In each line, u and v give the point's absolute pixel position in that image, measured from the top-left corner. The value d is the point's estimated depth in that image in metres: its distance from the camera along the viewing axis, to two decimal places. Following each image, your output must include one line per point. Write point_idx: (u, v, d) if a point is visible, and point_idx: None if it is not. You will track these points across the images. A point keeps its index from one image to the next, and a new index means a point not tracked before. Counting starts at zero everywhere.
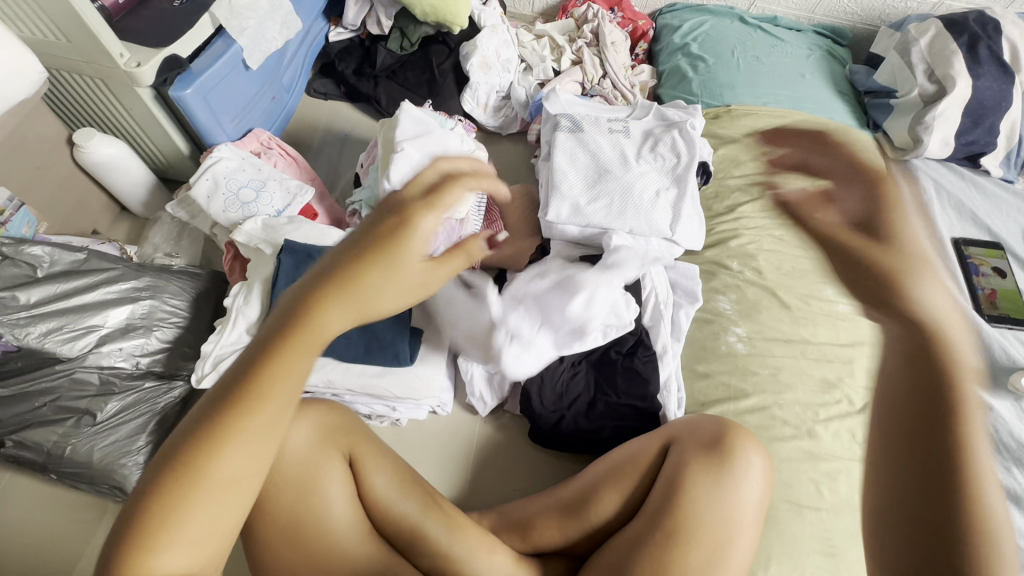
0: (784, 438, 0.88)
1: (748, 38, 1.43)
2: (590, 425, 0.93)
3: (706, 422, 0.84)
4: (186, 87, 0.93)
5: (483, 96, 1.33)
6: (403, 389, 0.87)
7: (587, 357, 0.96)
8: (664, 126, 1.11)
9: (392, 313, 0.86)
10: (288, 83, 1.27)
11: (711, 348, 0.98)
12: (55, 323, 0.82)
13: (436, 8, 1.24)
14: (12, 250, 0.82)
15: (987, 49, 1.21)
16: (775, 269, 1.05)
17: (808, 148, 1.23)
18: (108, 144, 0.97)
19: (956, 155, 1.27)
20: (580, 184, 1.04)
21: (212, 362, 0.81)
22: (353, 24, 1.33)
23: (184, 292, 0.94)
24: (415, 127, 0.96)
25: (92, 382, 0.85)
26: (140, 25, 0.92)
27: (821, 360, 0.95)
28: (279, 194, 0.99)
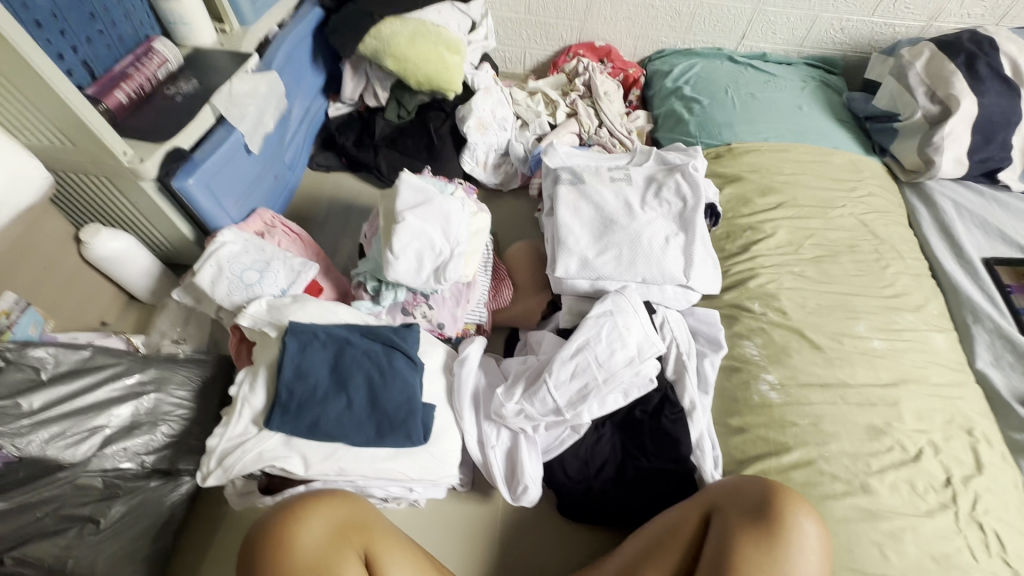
0: (836, 495, 0.80)
1: (740, 76, 1.44)
2: (620, 494, 0.87)
3: (751, 485, 0.75)
4: (189, 177, 0.94)
5: (481, 155, 1.34)
6: (419, 471, 0.81)
7: (611, 419, 0.92)
8: (667, 171, 1.10)
9: (404, 390, 0.82)
10: (290, 162, 1.28)
11: (742, 400, 0.91)
12: (57, 428, 0.80)
13: (430, 77, 1.25)
14: (16, 354, 0.81)
15: (987, 67, 1.20)
16: (799, 308, 1.00)
17: (816, 180, 1.21)
18: (115, 238, 0.99)
19: (971, 174, 1.24)
20: (586, 237, 1.01)
21: (218, 457, 0.77)
22: (351, 99, 1.37)
23: (189, 381, 0.92)
24: (414, 197, 0.94)
25: (96, 486, 0.80)
26: (142, 123, 0.95)
27: (864, 404, 0.89)
28: (283, 272, 0.97)
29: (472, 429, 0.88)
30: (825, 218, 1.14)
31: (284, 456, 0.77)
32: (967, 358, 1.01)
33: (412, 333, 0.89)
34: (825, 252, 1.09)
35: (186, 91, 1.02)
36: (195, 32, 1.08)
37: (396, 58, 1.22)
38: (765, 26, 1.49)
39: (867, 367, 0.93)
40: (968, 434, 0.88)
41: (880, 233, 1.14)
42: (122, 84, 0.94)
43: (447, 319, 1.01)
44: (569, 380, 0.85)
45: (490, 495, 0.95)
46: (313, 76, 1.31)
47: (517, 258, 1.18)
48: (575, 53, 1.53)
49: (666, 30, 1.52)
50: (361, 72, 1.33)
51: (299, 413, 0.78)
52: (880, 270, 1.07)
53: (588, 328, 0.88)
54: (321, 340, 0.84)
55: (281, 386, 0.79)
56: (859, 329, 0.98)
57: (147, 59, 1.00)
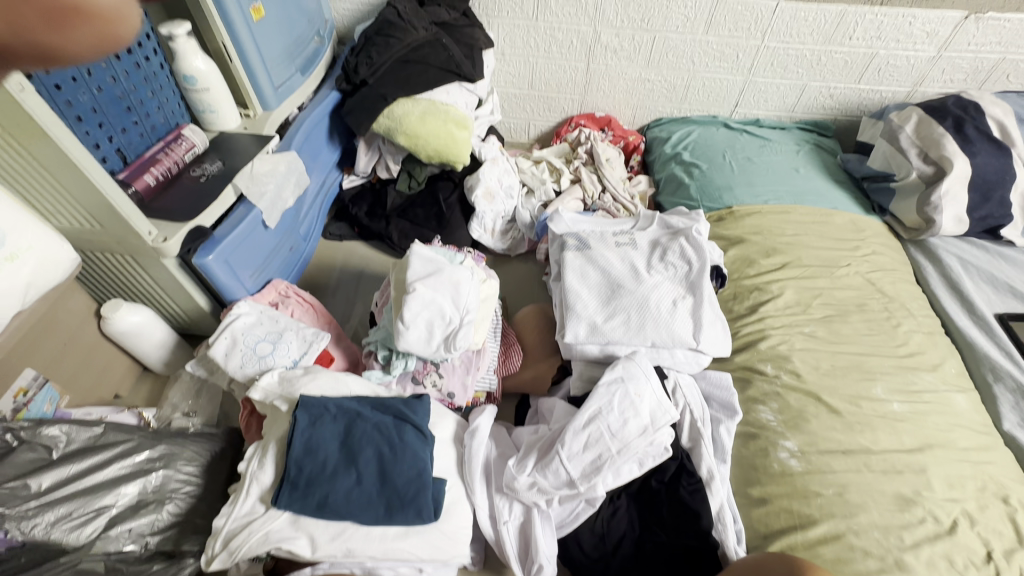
0: (869, 574, 0.75)
1: (736, 141, 1.50)
2: (641, 573, 0.82)
3: (778, 564, 0.71)
4: (209, 253, 0.98)
5: (489, 222, 1.38)
6: (429, 551, 0.78)
7: (625, 490, 0.89)
8: (670, 235, 1.12)
9: (414, 465, 0.81)
10: (305, 233, 1.33)
11: (762, 469, 0.89)
12: (64, 509, 0.79)
13: (440, 150, 1.32)
14: (30, 433, 0.83)
15: (975, 129, 1.24)
16: (813, 370, 0.99)
17: (818, 240, 1.23)
18: (134, 312, 1.02)
19: (974, 230, 1.25)
20: (594, 302, 1.02)
21: (224, 539, 0.75)
22: (365, 171, 1.44)
23: (199, 456, 0.92)
24: (424, 267, 0.96)
25: (97, 572, 0.77)
26: (168, 203, 1.00)
27: (889, 472, 0.85)
28: (296, 343, 0.98)
29: (483, 503, 0.86)
30: (830, 278, 1.15)
31: (291, 537, 0.75)
32: (992, 419, 0.98)
33: (423, 404, 0.89)
34: (834, 311, 1.09)
35: (210, 172, 1.07)
36: (222, 119, 1.15)
37: (407, 134, 1.30)
38: (757, 95, 1.57)
39: (889, 432, 0.90)
40: (1004, 503, 0.84)
41: (888, 291, 1.14)
42: (151, 168, 1.00)
43: (457, 387, 1.00)
44: (582, 451, 0.83)
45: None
46: (330, 152, 1.38)
47: (526, 324, 1.19)
48: (577, 124, 1.61)
49: (662, 101, 1.60)
50: (375, 147, 1.40)
51: (307, 491, 0.77)
52: (892, 328, 1.06)
53: (599, 396, 0.87)
54: (332, 412, 0.84)
55: (290, 462, 0.78)
56: (876, 391, 0.96)
57: (175, 145, 1.06)
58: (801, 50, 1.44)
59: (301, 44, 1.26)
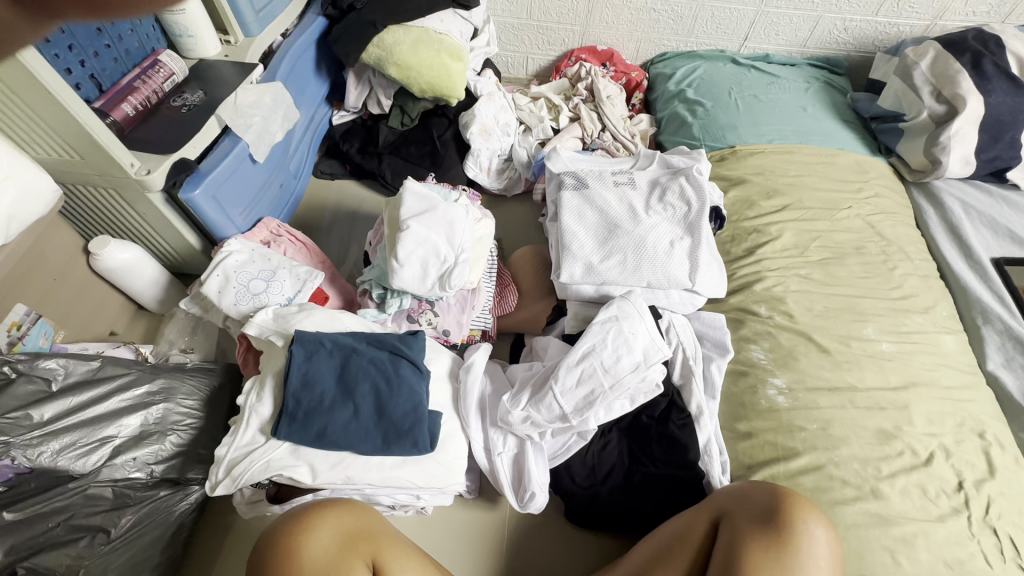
0: (846, 501, 0.79)
1: (743, 78, 1.44)
2: (628, 499, 0.87)
3: (759, 491, 0.75)
4: (195, 188, 0.95)
5: (485, 161, 1.34)
6: (426, 479, 0.81)
7: (617, 424, 0.92)
8: (671, 174, 1.09)
9: (410, 398, 0.82)
10: (295, 170, 1.29)
11: (750, 405, 0.91)
12: (68, 439, 0.80)
13: (433, 83, 1.26)
14: (28, 365, 0.82)
15: (993, 65, 1.19)
16: (806, 311, 0.99)
17: (821, 182, 1.20)
18: (122, 249, 0.99)
19: (980, 173, 1.22)
20: (590, 242, 1.01)
21: (226, 467, 0.78)
22: (356, 106, 1.37)
23: (198, 391, 0.93)
24: (418, 204, 0.94)
25: (106, 496, 0.81)
26: (148, 134, 0.96)
27: (873, 408, 0.88)
28: (289, 281, 0.98)
29: (478, 436, 0.88)
30: (830, 220, 1.14)
31: (292, 465, 0.78)
32: (978, 360, 1.00)
33: (418, 340, 0.89)
34: (831, 254, 1.09)
35: (192, 102, 1.02)
36: (200, 44, 1.08)
37: (399, 66, 1.23)
38: (768, 28, 1.48)
39: (876, 370, 0.92)
40: (980, 437, 0.87)
41: (887, 235, 1.13)
42: (129, 97, 0.95)
43: (452, 325, 1.01)
44: (575, 386, 0.85)
45: (497, 502, 0.95)
46: (318, 85, 1.32)
47: (522, 264, 1.18)
48: (577, 58, 1.54)
49: (668, 34, 1.52)
50: (364, 80, 1.33)
51: (306, 422, 0.78)
52: (888, 271, 1.06)
53: (593, 334, 0.88)
54: (328, 348, 0.84)
55: (288, 396, 0.79)
56: (866, 332, 0.97)
57: (152, 72, 1.00)
58: None
59: None
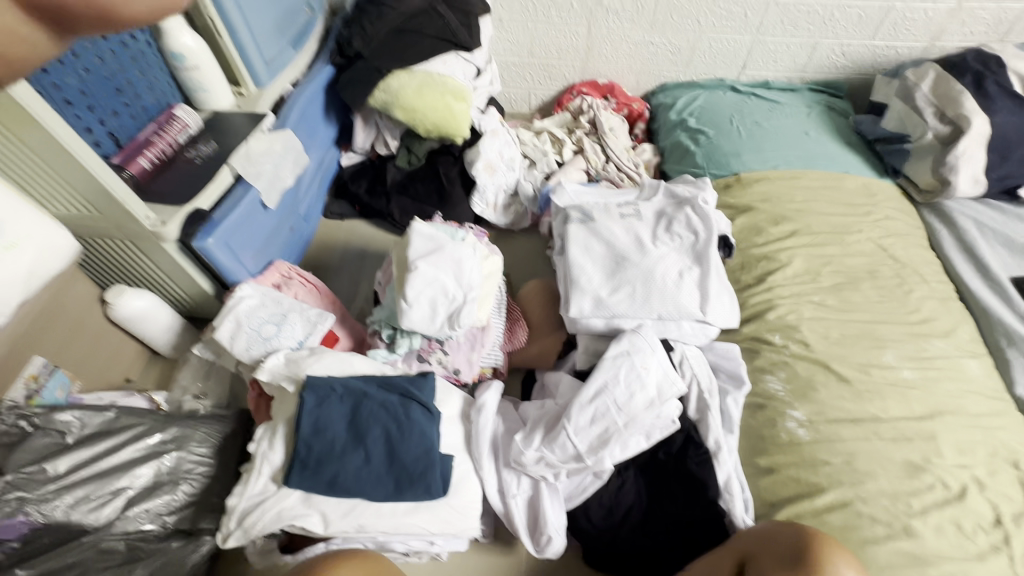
0: (877, 540, 0.76)
1: (744, 105, 1.45)
2: (646, 541, 0.84)
3: (788, 532, 0.72)
4: (208, 236, 0.98)
5: (491, 196, 1.36)
6: (440, 525, 0.79)
7: (633, 462, 0.89)
8: (676, 204, 1.10)
9: (421, 442, 0.81)
10: (306, 212, 1.32)
11: (770, 439, 0.88)
12: (82, 491, 0.81)
13: (438, 124, 1.28)
14: (44, 419, 0.84)
15: (996, 84, 1.19)
16: (822, 339, 0.98)
17: (828, 206, 1.20)
18: (139, 297, 1.02)
19: (991, 191, 1.21)
20: (598, 275, 1.01)
21: (238, 518, 0.77)
22: (363, 148, 1.42)
23: (210, 438, 0.93)
24: (426, 244, 0.95)
25: (118, 550, 0.80)
26: (165, 186, 0.99)
27: (899, 439, 0.85)
28: (301, 324, 0.99)
29: (492, 478, 0.86)
30: (841, 244, 1.13)
31: (303, 515, 0.76)
32: (1005, 384, 0.97)
33: (428, 382, 0.89)
34: (844, 279, 1.07)
35: (206, 153, 1.05)
36: (214, 97, 1.12)
37: (404, 109, 1.27)
38: (766, 55, 1.50)
39: (899, 399, 0.89)
40: (1014, 468, 0.83)
41: (900, 257, 1.11)
42: (145, 151, 0.99)
43: (462, 364, 1.00)
44: (589, 425, 0.83)
45: (513, 546, 0.93)
46: (327, 128, 1.36)
47: (531, 298, 1.18)
48: (579, 92, 1.56)
49: (668, 65, 1.55)
50: (372, 123, 1.38)
51: (317, 470, 0.78)
52: (903, 295, 1.04)
53: (605, 370, 0.86)
54: (338, 392, 0.84)
55: (300, 443, 0.79)
56: (886, 359, 0.95)
57: (168, 126, 1.03)
58: (812, 6, 1.38)
59: (291, 16, 1.22)
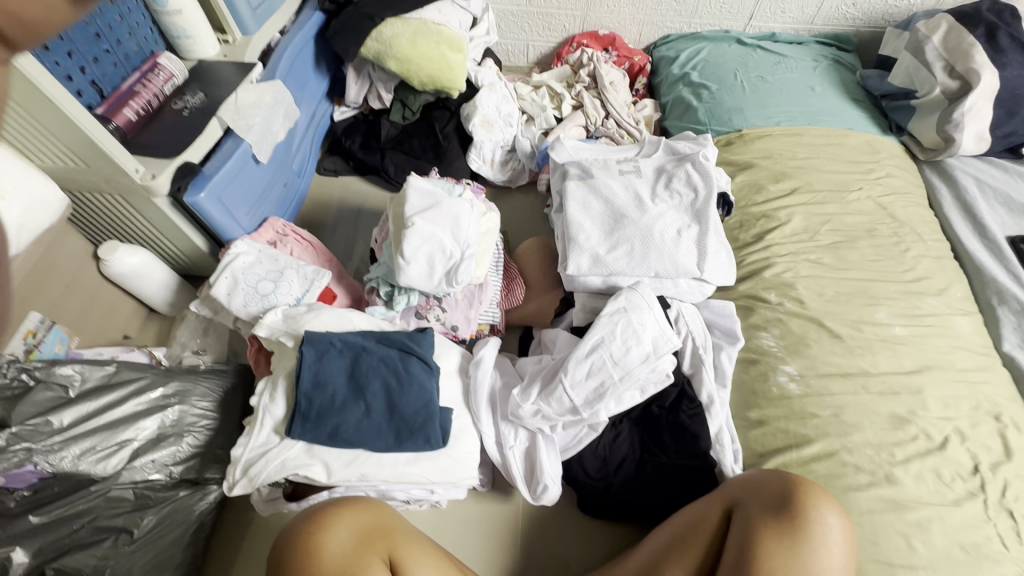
0: (860, 487, 0.79)
1: (749, 58, 1.41)
2: (640, 489, 0.87)
3: (773, 479, 0.75)
4: (200, 191, 0.95)
5: (488, 153, 1.33)
6: (439, 474, 0.82)
7: (628, 415, 0.92)
8: (676, 160, 1.08)
9: (421, 395, 0.83)
10: (299, 168, 1.29)
11: (761, 392, 0.90)
12: (88, 443, 0.82)
13: (434, 77, 1.25)
14: (45, 373, 0.84)
15: (1009, 37, 1.15)
16: (817, 297, 0.98)
17: (830, 163, 1.18)
18: (130, 254, 1.00)
19: (994, 149, 1.20)
20: (596, 233, 1.00)
21: (243, 467, 0.79)
22: (356, 102, 1.37)
23: (212, 392, 0.94)
24: (422, 200, 0.94)
25: (127, 498, 0.82)
26: (153, 138, 0.96)
27: (886, 393, 0.87)
28: (298, 281, 0.98)
29: (490, 430, 0.88)
30: (841, 202, 1.12)
31: (306, 464, 0.78)
32: (993, 341, 0.99)
33: (427, 337, 0.89)
34: (842, 237, 1.07)
35: (193, 104, 1.02)
36: (199, 45, 1.08)
37: (398, 59, 1.22)
38: (774, 5, 1.44)
39: (889, 354, 0.91)
40: (996, 420, 0.86)
41: (899, 216, 1.11)
42: (130, 102, 0.95)
43: (460, 321, 1.01)
44: (585, 379, 0.85)
45: (510, 494, 0.96)
46: (318, 81, 1.31)
47: (528, 256, 1.18)
48: (579, 44, 1.51)
49: (672, 15, 1.49)
50: (364, 75, 1.32)
51: (319, 421, 0.79)
52: (900, 253, 1.05)
53: (602, 326, 0.87)
54: (338, 347, 0.85)
55: (300, 395, 0.80)
56: (879, 316, 0.96)
57: (152, 76, 1.00)
58: None
59: None
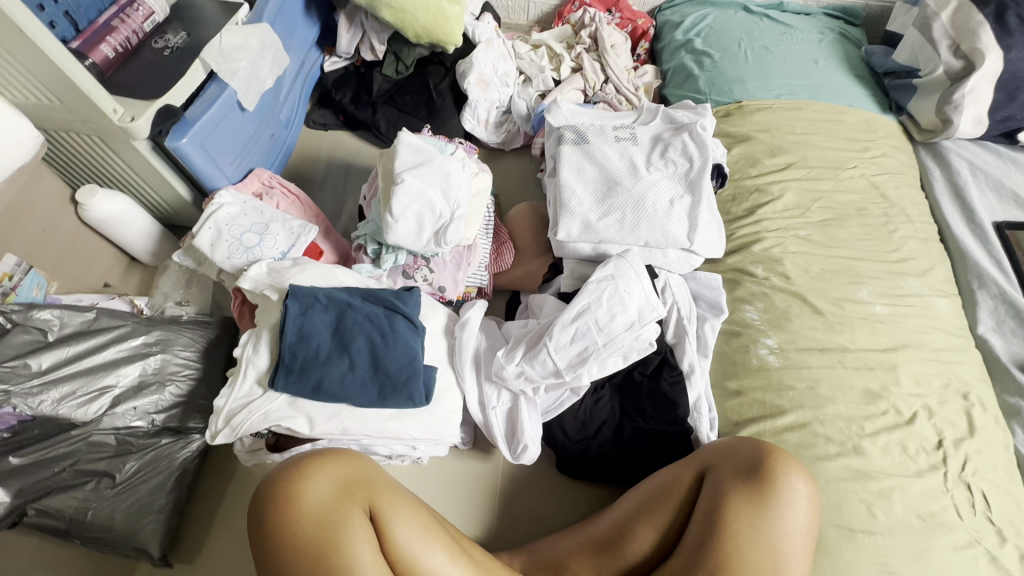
0: (828, 456, 0.82)
1: (754, 27, 1.37)
2: (617, 452, 0.89)
3: (745, 446, 0.77)
4: (182, 136, 0.92)
5: (482, 112, 1.30)
6: (422, 431, 0.83)
7: (610, 381, 0.93)
8: (673, 129, 1.06)
9: (406, 353, 0.83)
10: (286, 119, 1.25)
11: (741, 364, 0.92)
12: (67, 388, 0.82)
13: (429, 28, 1.20)
14: (22, 316, 0.82)
15: (1017, 17, 1.13)
16: (803, 273, 0.99)
17: (828, 140, 1.17)
18: (111, 200, 0.98)
19: (990, 133, 1.19)
20: (589, 199, 0.99)
21: (225, 417, 0.79)
22: (347, 53, 1.31)
23: (195, 342, 0.94)
24: (413, 156, 0.92)
25: (109, 443, 0.83)
26: (133, 78, 0.92)
27: (861, 368, 0.89)
28: (283, 234, 0.96)
29: (473, 390, 0.89)
30: (834, 180, 1.12)
31: (289, 416, 0.79)
32: (969, 323, 1.01)
33: (414, 296, 0.89)
34: (832, 215, 1.07)
35: (175, 44, 0.97)
36: None
37: (392, 9, 1.16)
38: None
39: (868, 332, 0.93)
40: (964, 399, 0.89)
41: (890, 196, 1.11)
42: (108, 37, 0.90)
43: (448, 282, 1.01)
44: (569, 343, 0.85)
45: (491, 454, 0.98)
46: (307, 27, 1.25)
47: (519, 220, 1.16)
48: (582, 3, 1.46)
49: None
50: (357, 24, 1.27)
51: (303, 374, 0.79)
52: (887, 234, 1.05)
53: (589, 292, 0.87)
54: (322, 302, 0.84)
55: (284, 348, 0.80)
56: (861, 294, 0.97)
57: (131, 11, 0.95)
58: None
59: None
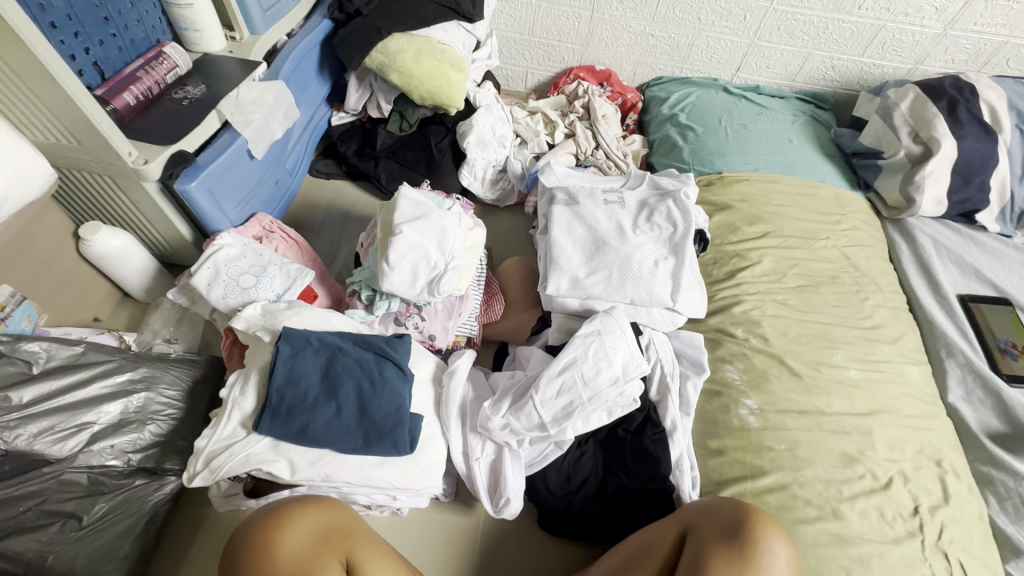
0: (807, 520, 0.82)
1: (733, 107, 1.49)
2: (600, 509, 0.89)
3: (726, 508, 0.78)
4: (191, 179, 0.96)
5: (479, 170, 1.37)
6: (403, 480, 0.82)
7: (594, 436, 0.94)
8: (659, 196, 1.13)
9: (392, 399, 0.83)
10: (291, 167, 1.30)
11: (722, 423, 0.94)
12: (45, 423, 0.80)
13: (434, 92, 1.29)
14: (9, 347, 0.82)
15: (967, 111, 1.25)
16: (781, 335, 1.03)
17: (802, 212, 1.25)
18: (114, 237, 1.00)
19: (950, 213, 1.29)
20: (577, 256, 1.04)
21: (205, 459, 0.78)
22: (355, 109, 1.39)
23: (180, 381, 0.93)
24: (412, 210, 0.96)
25: (80, 483, 0.81)
26: (151, 125, 0.97)
27: (838, 432, 0.92)
28: (279, 277, 0.99)
29: (457, 440, 0.90)
30: (809, 249, 1.18)
31: (270, 460, 0.78)
32: (940, 392, 1.05)
33: (404, 344, 0.90)
34: (807, 282, 1.13)
35: (193, 95, 1.03)
36: (205, 39, 1.10)
37: (401, 73, 1.25)
38: (760, 60, 1.54)
39: (843, 396, 0.96)
40: (937, 465, 0.91)
41: (860, 266, 1.18)
42: (131, 86, 0.96)
43: (438, 330, 1.03)
44: (555, 397, 0.87)
45: (472, 507, 0.97)
46: (319, 85, 1.33)
47: (511, 274, 1.21)
48: (576, 76, 1.58)
49: (664, 58, 1.57)
50: (366, 84, 1.36)
51: (289, 417, 0.79)
52: (859, 301, 1.11)
53: (575, 347, 0.90)
54: (314, 346, 0.85)
55: (272, 391, 0.80)
56: (836, 359, 1.01)
57: (156, 63, 1.01)
58: (810, 17, 1.41)
59: None
